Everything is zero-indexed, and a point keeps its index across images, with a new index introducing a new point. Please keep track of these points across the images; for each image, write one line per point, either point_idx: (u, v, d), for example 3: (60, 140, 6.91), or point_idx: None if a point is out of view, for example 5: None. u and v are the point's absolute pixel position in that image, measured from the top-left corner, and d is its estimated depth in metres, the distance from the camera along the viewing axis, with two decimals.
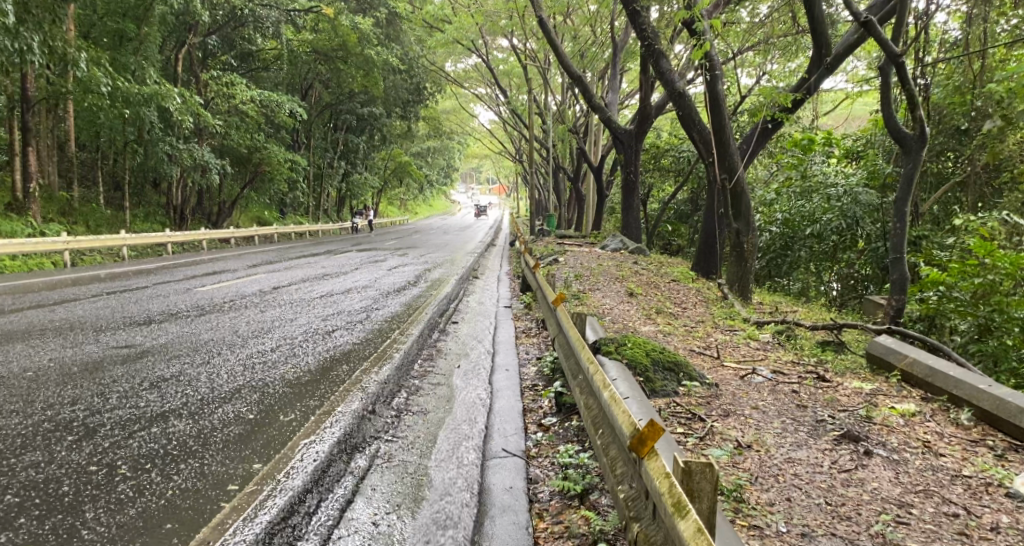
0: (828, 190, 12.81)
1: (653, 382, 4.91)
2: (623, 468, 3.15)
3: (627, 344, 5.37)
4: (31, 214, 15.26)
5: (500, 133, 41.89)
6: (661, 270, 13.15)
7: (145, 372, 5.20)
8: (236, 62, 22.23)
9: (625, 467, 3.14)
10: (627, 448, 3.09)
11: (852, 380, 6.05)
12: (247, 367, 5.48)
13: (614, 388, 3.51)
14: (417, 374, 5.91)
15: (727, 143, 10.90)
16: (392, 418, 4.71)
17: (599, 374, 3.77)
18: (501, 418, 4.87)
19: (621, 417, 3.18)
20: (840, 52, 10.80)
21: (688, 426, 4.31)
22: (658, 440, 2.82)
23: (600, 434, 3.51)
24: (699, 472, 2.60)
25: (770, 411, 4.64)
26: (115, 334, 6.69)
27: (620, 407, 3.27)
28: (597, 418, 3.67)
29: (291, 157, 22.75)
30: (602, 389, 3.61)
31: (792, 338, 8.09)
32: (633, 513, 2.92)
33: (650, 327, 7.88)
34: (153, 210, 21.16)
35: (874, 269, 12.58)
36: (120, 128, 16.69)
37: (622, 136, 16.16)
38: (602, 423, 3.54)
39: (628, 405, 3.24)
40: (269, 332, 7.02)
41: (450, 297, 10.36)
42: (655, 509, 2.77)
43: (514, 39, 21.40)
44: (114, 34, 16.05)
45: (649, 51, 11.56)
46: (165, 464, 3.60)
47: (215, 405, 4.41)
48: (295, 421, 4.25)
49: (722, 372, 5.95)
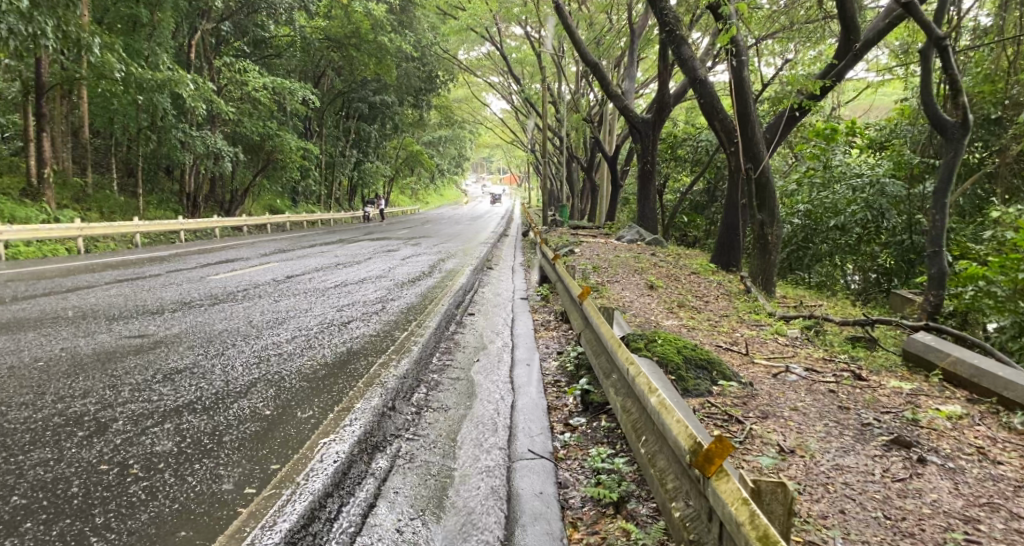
0: (854, 181, 12.48)
1: (685, 381, 4.70)
2: (676, 483, 2.96)
3: (658, 340, 5.16)
4: (46, 201, 15.21)
5: (511, 122, 41.57)
6: (679, 262, 12.91)
7: (159, 363, 5.04)
8: (248, 48, 22.09)
9: (678, 482, 2.94)
10: (684, 463, 2.87)
11: (890, 379, 5.83)
12: (263, 359, 5.31)
13: (660, 394, 3.28)
14: (435, 368, 5.72)
15: (752, 132, 10.61)
16: (413, 415, 4.52)
17: (642, 376, 3.53)
18: (525, 416, 4.67)
19: (677, 430, 2.95)
20: (869, 39, 10.49)
21: (726, 429, 4.11)
22: (726, 459, 2.61)
23: (643, 443, 3.31)
24: (773, 492, 2.54)
25: (811, 414, 4.43)
26: (128, 323, 6.53)
27: (673, 417, 3.03)
28: (640, 424, 3.45)
29: (303, 146, 22.63)
30: (647, 392, 3.38)
31: (821, 334, 7.85)
32: (694, 536, 2.73)
33: (673, 321, 7.67)
34: (166, 198, 21.11)
35: (899, 263, 12.36)
36: (134, 115, 16.57)
37: (640, 125, 15.84)
38: (648, 431, 3.31)
39: (682, 414, 3.01)
40: (283, 322, 6.85)
41: (465, 288, 10.18)
42: (721, 534, 2.58)
43: (528, 26, 21.11)
44: (128, 20, 15.90)
45: (668, 37, 11.25)
46: (179, 463, 3.42)
47: (230, 400, 4.23)
48: (313, 418, 4.06)
49: (754, 370, 5.72)
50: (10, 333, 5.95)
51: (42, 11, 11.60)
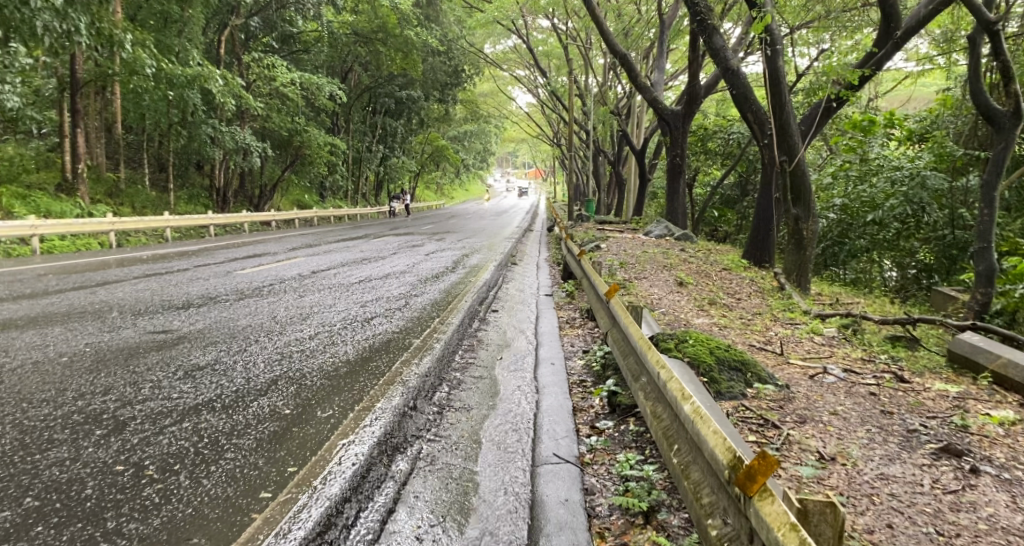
0: (893, 174, 12.05)
1: (718, 384, 4.51)
2: (712, 498, 2.79)
3: (688, 341, 4.96)
4: (80, 195, 15.43)
5: (538, 117, 41.26)
6: (709, 257, 12.61)
7: (182, 360, 4.98)
8: (277, 44, 22.18)
9: (716, 497, 2.77)
10: (723, 477, 2.70)
11: (935, 382, 5.57)
12: (284, 357, 5.22)
13: (694, 400, 3.11)
14: (458, 366, 5.59)
15: (787, 123, 10.28)
16: (434, 415, 4.39)
17: (674, 379, 3.36)
18: (550, 418, 4.53)
19: (714, 441, 2.78)
20: (911, 26, 10.10)
21: (761, 435, 3.92)
22: (770, 475, 2.44)
23: (675, 453, 3.13)
24: (820, 513, 2.39)
25: (852, 419, 4.21)
26: (154, 318, 6.52)
27: (710, 427, 2.86)
28: (672, 431, 3.28)
29: (331, 141, 22.68)
30: (679, 397, 3.20)
31: (859, 333, 7.56)
32: None
33: (704, 320, 7.44)
34: (197, 192, 21.34)
35: (940, 259, 11.83)
36: (165, 110, 16.73)
37: (669, 118, 15.49)
38: (681, 439, 3.14)
39: (719, 425, 2.83)
40: (306, 318, 6.78)
41: (489, 284, 10.03)
42: None
43: (556, 18, 20.84)
44: (159, 16, 16.02)
45: (700, 27, 10.97)
46: (194, 465, 3.34)
47: (249, 398, 4.14)
48: (333, 418, 3.95)
49: (789, 371, 5.49)
50: (38, 327, 5.95)
51: (76, 8, 11.70)
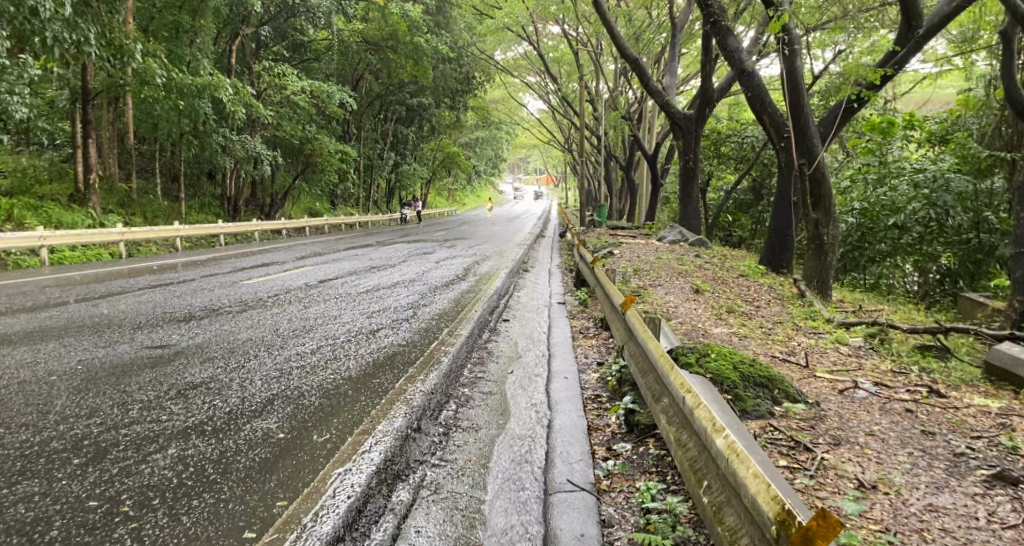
0: (915, 176, 11.69)
1: (743, 402, 4.20)
2: None
3: (710, 354, 4.65)
4: (91, 205, 15.32)
5: (549, 123, 41.02)
6: (725, 263, 12.29)
7: (176, 377, 4.74)
8: (288, 53, 22.12)
9: None
10: (765, 529, 2.43)
11: (973, 397, 5.27)
12: (284, 374, 4.97)
13: (727, 435, 2.83)
14: (467, 381, 5.32)
15: (806, 126, 9.96)
16: (440, 437, 4.13)
17: (701, 406, 3.09)
18: (563, 439, 4.26)
19: (756, 486, 2.51)
20: (933, 24, 9.76)
21: (793, 459, 3.63)
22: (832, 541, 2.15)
23: (706, 491, 2.87)
24: None
25: (891, 440, 3.89)
26: (152, 332, 6.28)
27: (750, 469, 2.59)
28: (701, 464, 3.01)
29: (342, 149, 22.49)
30: (710, 429, 2.92)
31: (886, 342, 7.23)
32: None
33: (723, 329, 7.13)
34: (208, 201, 21.25)
35: (964, 263, 11.45)
36: (177, 120, 16.51)
37: (681, 122, 15.19)
38: (712, 477, 2.88)
39: (760, 468, 2.57)
40: (310, 331, 6.52)
41: (501, 293, 9.78)
42: None
43: (567, 24, 20.59)
44: (171, 27, 15.99)
45: (714, 28, 10.72)
46: (175, 499, 3.11)
47: (243, 420, 3.89)
48: (330, 443, 3.69)
49: (817, 386, 5.17)
50: (30, 343, 5.73)
51: (86, 20, 11.64)
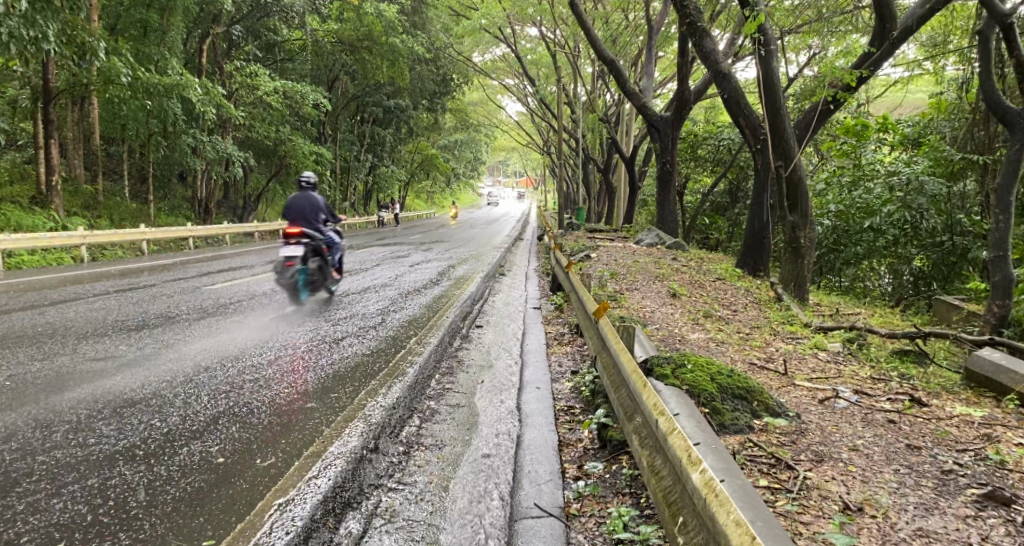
0: (890, 179, 11.64)
1: (721, 415, 3.99)
2: None
3: (687, 365, 4.42)
4: (54, 207, 14.75)
5: (528, 125, 40.79)
6: (702, 266, 12.15)
7: (115, 392, 4.43)
8: (261, 53, 21.59)
9: None
10: None
11: (955, 406, 5.13)
12: (234, 388, 4.65)
13: (705, 469, 2.62)
14: (433, 393, 5.05)
15: (782, 127, 9.81)
16: (399, 457, 3.89)
17: (677, 432, 2.86)
18: (532, 455, 4.04)
19: (737, 536, 2.31)
20: (907, 26, 9.68)
21: (774, 477, 3.43)
22: None
23: (681, 529, 2.66)
24: None
25: (876, 455, 3.69)
26: (98, 342, 5.93)
27: (730, 515, 2.38)
28: (675, 496, 2.80)
29: (317, 151, 21.99)
30: (685, 461, 2.71)
31: (865, 348, 7.09)
32: None
33: (701, 335, 6.94)
34: (178, 204, 20.65)
35: (936, 267, 11.48)
36: (145, 121, 16.02)
37: (658, 124, 15.01)
38: (688, 512, 2.67)
39: (739, 512, 2.37)
40: (269, 340, 6.19)
41: (475, 298, 9.49)
42: None
43: (544, 25, 20.37)
44: (139, 25, 15.50)
45: (689, 29, 10.53)
46: (86, 539, 2.95)
47: (177, 443, 3.64)
48: (274, 468, 3.48)
49: (796, 396, 4.99)
50: None
51: (48, 16, 11.14)
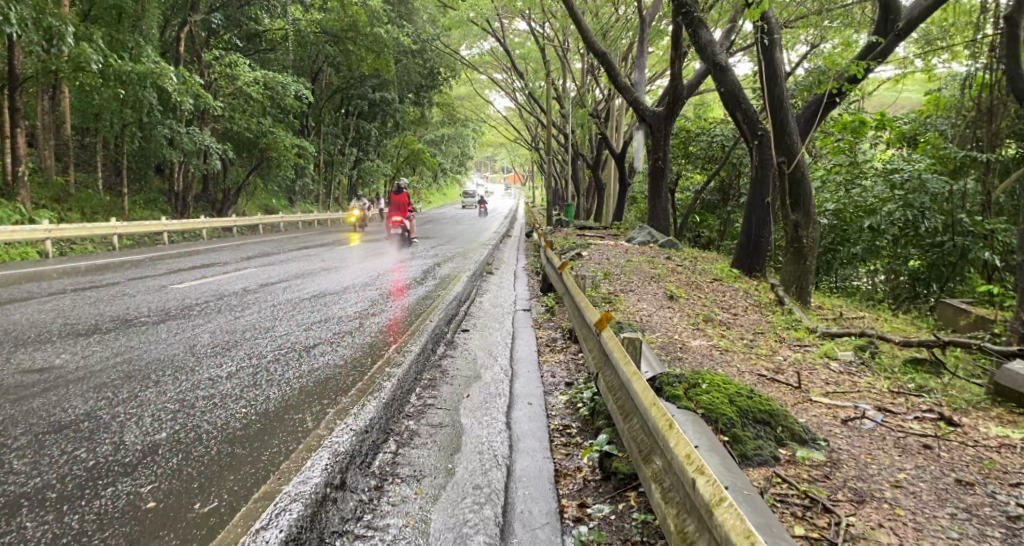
0: (891, 176, 11.15)
1: (743, 445, 3.47)
2: None
3: (701, 385, 3.89)
4: (21, 199, 13.91)
5: (516, 120, 40.25)
6: (696, 266, 11.61)
7: (40, 415, 3.83)
8: (241, 43, 20.75)
9: None
10: None
11: (990, 425, 4.63)
12: (184, 408, 4.04)
13: None
14: (413, 411, 4.47)
15: (784, 122, 9.29)
16: (371, 495, 3.34)
17: (729, 507, 2.30)
18: (526, 487, 3.52)
19: None
20: (912, 16, 9.27)
21: (812, 524, 2.92)
22: None
23: None
24: None
25: (925, 495, 3.19)
26: (37, 350, 5.31)
27: None
28: None
29: (299, 144, 21.23)
30: None
31: (877, 357, 6.59)
32: None
33: (702, 342, 6.41)
34: (154, 197, 19.81)
35: (933, 266, 10.92)
36: (119, 110, 15.30)
37: (650, 119, 14.37)
38: None
39: None
40: (234, 348, 5.59)
41: (460, 299, 8.91)
42: None
43: (535, 18, 19.67)
44: (113, 12, 14.65)
45: (686, 21, 10.02)
46: None
47: (101, 486, 3.11)
48: (215, 516, 2.97)
49: (816, 415, 4.46)
50: None
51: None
